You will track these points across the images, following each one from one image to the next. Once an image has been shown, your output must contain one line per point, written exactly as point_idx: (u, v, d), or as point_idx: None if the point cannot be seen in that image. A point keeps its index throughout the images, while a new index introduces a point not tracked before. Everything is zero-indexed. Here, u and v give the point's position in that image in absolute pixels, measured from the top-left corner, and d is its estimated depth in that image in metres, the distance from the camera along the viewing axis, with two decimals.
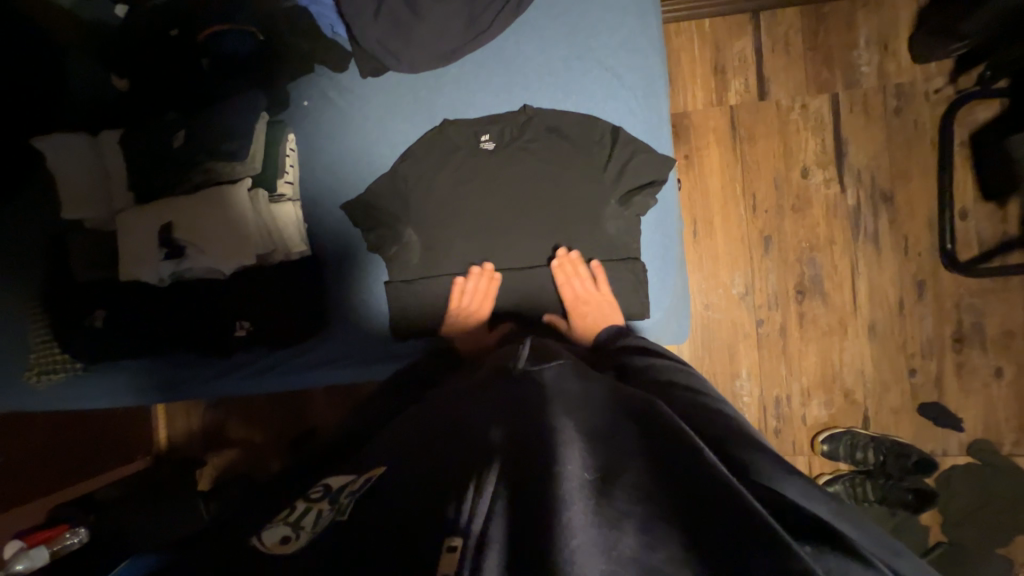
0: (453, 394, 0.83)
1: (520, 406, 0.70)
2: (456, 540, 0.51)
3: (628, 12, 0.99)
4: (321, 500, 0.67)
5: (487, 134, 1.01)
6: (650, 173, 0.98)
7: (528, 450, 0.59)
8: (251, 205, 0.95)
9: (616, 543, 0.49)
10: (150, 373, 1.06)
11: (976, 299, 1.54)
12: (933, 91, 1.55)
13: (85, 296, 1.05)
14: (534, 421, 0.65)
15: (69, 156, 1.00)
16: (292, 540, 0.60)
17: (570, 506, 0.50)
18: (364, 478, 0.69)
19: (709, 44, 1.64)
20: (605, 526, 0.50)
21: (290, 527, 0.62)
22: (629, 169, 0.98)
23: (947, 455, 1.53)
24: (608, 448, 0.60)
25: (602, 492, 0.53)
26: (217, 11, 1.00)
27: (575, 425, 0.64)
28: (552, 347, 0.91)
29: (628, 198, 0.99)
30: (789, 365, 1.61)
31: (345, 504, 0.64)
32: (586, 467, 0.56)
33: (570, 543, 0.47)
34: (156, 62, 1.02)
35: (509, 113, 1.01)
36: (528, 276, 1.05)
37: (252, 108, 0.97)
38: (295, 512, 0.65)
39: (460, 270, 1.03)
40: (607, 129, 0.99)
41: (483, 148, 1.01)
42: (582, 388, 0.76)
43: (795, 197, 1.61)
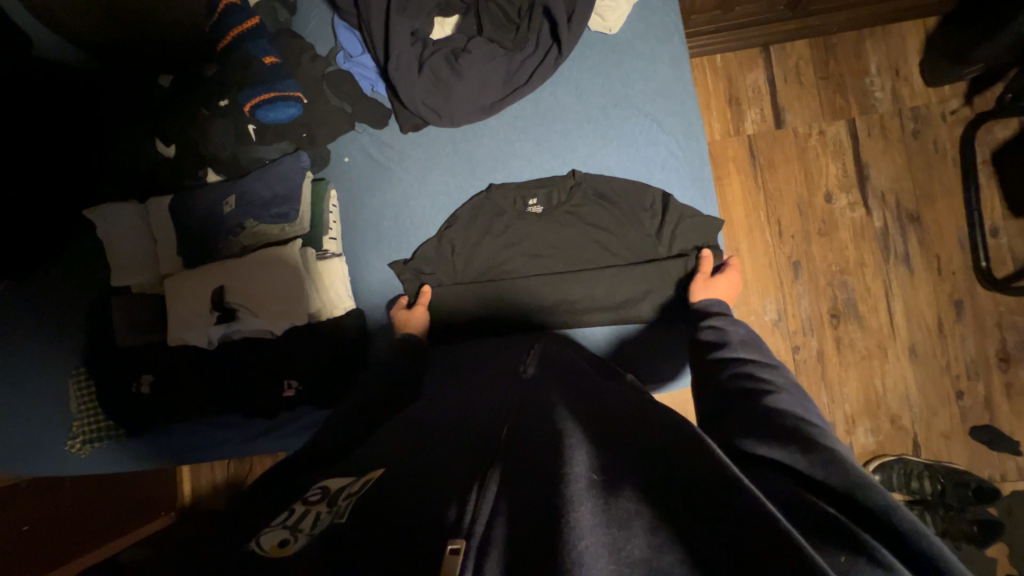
0: (463, 396, 0.84)
1: (527, 406, 0.74)
2: (458, 543, 0.48)
3: (661, 60, 1.01)
4: (319, 503, 0.66)
5: (535, 198, 1.02)
6: (699, 238, 0.99)
7: (535, 456, 0.61)
8: (302, 262, 0.97)
9: (624, 543, 0.48)
10: (187, 435, 1.05)
11: (1017, 316, 1.52)
12: (950, 112, 1.58)
13: (127, 362, 1.05)
14: (540, 428, 0.67)
15: (120, 223, 1.04)
16: (291, 543, 0.58)
17: (577, 506, 0.50)
18: (363, 480, 0.68)
19: (722, 77, 1.68)
20: (614, 527, 0.50)
21: (289, 531, 0.61)
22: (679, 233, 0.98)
23: (1006, 480, 1.46)
24: (613, 453, 0.61)
25: (609, 494, 0.54)
26: (251, 78, 0.99)
27: (581, 430, 0.65)
28: (564, 355, 0.91)
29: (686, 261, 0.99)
30: (831, 392, 1.57)
31: (343, 507, 0.63)
32: (592, 469, 0.57)
33: (578, 543, 0.46)
34: (198, 129, 1.05)
35: (558, 178, 1.02)
36: (580, 333, 1.01)
37: (298, 168, 1.01)
38: (293, 516, 0.65)
39: (506, 322, 1.02)
40: (656, 194, 1.00)
41: (531, 211, 1.02)
42: (591, 397, 0.76)
43: (820, 222, 1.61)
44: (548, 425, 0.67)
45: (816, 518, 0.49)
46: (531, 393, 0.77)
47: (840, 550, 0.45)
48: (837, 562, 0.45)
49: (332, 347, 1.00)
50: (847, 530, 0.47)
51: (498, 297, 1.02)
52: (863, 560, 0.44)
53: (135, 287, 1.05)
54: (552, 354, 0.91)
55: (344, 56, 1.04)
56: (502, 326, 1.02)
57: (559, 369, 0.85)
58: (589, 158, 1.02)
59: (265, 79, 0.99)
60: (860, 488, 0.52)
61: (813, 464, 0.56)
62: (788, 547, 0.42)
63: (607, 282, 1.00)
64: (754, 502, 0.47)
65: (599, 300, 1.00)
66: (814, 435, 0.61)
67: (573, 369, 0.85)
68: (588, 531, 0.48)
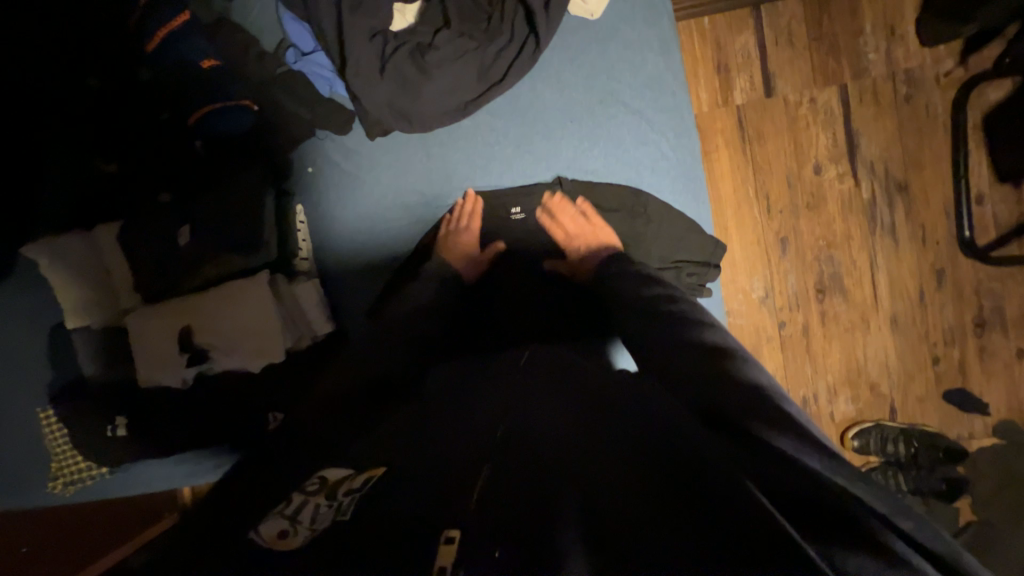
0: (456, 398, 0.83)
1: (530, 406, 0.73)
2: (454, 532, 0.50)
3: (648, 46, 0.92)
4: (318, 493, 0.63)
5: (517, 207, 0.97)
6: (700, 250, 0.93)
7: (532, 465, 0.59)
8: (273, 290, 0.91)
9: (607, 521, 0.50)
10: (173, 469, 1.04)
11: (995, 283, 1.54)
12: (943, 74, 1.51)
13: (98, 403, 1.00)
14: (534, 421, 0.69)
15: (68, 256, 0.95)
16: (291, 535, 0.56)
17: (568, 501, 0.52)
18: (364, 476, 0.64)
19: (710, 41, 1.57)
20: (601, 515, 0.51)
21: (289, 522, 0.59)
22: (674, 239, 0.93)
23: (973, 438, 1.56)
24: (610, 442, 0.62)
25: (600, 483, 0.55)
26: (192, 87, 0.88)
27: (573, 421, 0.67)
28: (548, 354, 0.91)
29: (683, 272, 0.93)
30: (814, 364, 1.61)
31: (345, 504, 0.60)
32: (581, 464, 0.59)
33: (568, 534, 0.47)
34: (141, 144, 0.95)
35: (542, 185, 0.96)
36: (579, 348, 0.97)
37: (255, 186, 0.91)
38: (292, 504, 0.61)
39: (492, 334, 0.99)
40: (647, 197, 0.94)
41: (514, 219, 0.98)
42: (591, 392, 0.75)
43: (809, 195, 1.58)
44: (548, 432, 0.65)
45: (821, 509, 0.48)
46: (535, 398, 0.76)
47: (828, 538, 0.46)
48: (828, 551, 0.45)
49: (314, 374, 0.97)
50: (854, 523, 0.46)
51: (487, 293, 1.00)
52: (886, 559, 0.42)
53: (95, 325, 0.98)
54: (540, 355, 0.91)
55: (295, 55, 0.92)
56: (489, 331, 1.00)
57: (553, 364, 0.86)
58: (574, 160, 0.95)
59: (207, 87, 0.87)
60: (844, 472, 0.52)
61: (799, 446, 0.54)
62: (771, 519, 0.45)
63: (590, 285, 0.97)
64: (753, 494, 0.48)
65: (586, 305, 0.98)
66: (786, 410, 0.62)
67: (565, 360, 0.88)
68: (575, 522, 0.49)
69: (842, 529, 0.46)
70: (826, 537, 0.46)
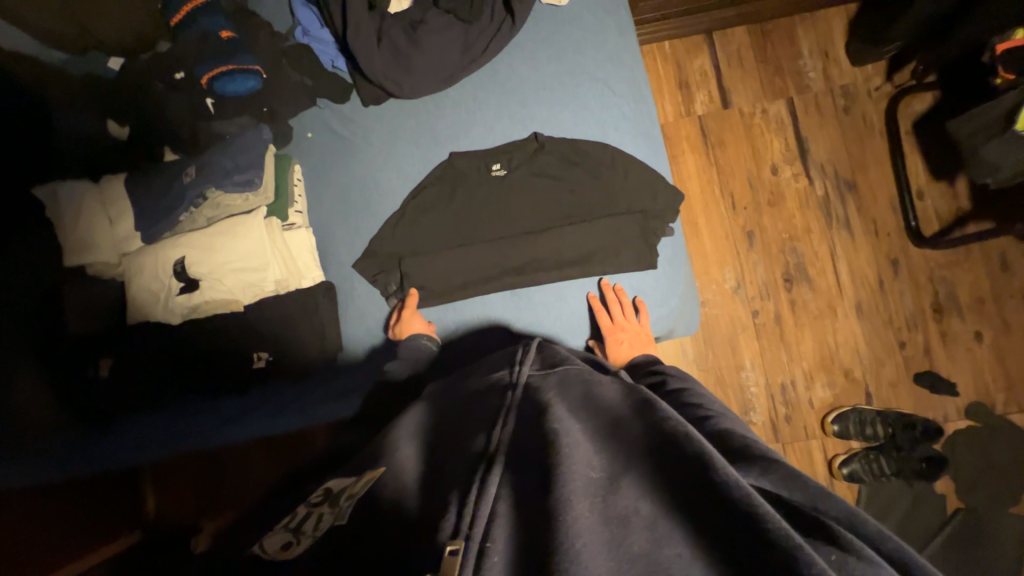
0: (451, 412, 0.81)
1: (523, 405, 0.71)
2: (456, 543, 0.50)
3: (609, 30, 1.07)
4: (322, 504, 0.74)
5: (497, 163, 1.05)
6: (662, 201, 1.03)
7: (532, 459, 0.60)
8: (266, 231, 0.98)
9: (623, 539, 0.49)
10: (153, 427, 1.04)
11: (946, 271, 1.66)
12: (874, 89, 1.73)
13: (92, 347, 1.06)
14: (536, 421, 0.65)
15: (72, 201, 1.00)
16: (292, 544, 0.66)
17: (574, 506, 0.51)
18: (364, 481, 0.73)
19: (671, 63, 1.78)
20: (612, 523, 0.50)
21: (290, 532, 0.70)
22: (640, 190, 1.03)
23: (948, 421, 1.59)
24: (617, 447, 0.60)
25: (608, 491, 0.54)
26: (209, 51, 0.99)
27: (580, 427, 0.63)
28: (560, 352, 0.90)
29: (647, 221, 1.03)
30: (789, 352, 1.67)
31: (342, 508, 0.70)
32: (592, 466, 0.56)
33: (575, 543, 0.48)
34: (156, 106, 1.04)
35: (519, 142, 1.05)
36: (555, 291, 1.03)
37: (258, 139, 1.00)
38: (296, 517, 0.73)
39: (470, 277, 1.03)
40: (614, 153, 1.04)
41: (495, 175, 1.05)
42: (587, 392, 0.75)
43: (769, 193, 1.72)
44: (542, 424, 0.64)
45: (803, 521, 0.50)
46: (527, 393, 0.74)
47: (830, 548, 0.46)
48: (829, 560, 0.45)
49: (303, 321, 1.01)
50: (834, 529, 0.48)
51: (468, 262, 1.02)
52: (849, 556, 0.45)
53: (91, 268, 1.03)
54: (544, 350, 0.90)
55: (302, 32, 1.05)
56: (493, 342, 1.01)
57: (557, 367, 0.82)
58: (549, 121, 1.06)
59: (221, 53, 0.99)
60: (822, 498, 0.51)
61: (777, 482, 0.54)
62: (755, 514, 0.45)
63: (570, 239, 1.02)
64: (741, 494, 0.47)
65: (562, 253, 1.02)
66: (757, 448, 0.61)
67: (570, 364, 0.84)
68: (586, 529, 0.49)
69: (827, 538, 0.47)
70: (825, 544, 0.47)
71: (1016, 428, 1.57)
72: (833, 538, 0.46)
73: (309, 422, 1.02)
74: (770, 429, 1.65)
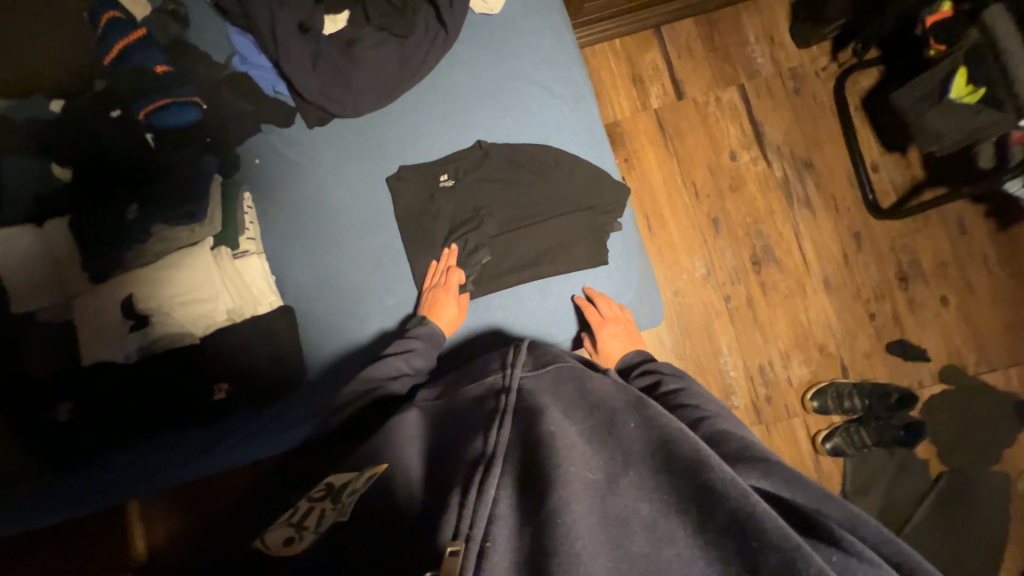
0: (445, 416, 0.79)
1: (519, 406, 0.70)
2: (456, 544, 0.52)
3: (544, 34, 1.09)
4: (324, 499, 0.72)
5: (445, 173, 1.06)
6: (609, 197, 1.05)
7: (530, 459, 0.60)
8: (216, 262, 0.99)
9: (624, 541, 0.52)
10: (118, 470, 1.00)
11: (908, 239, 1.69)
12: (821, 69, 1.77)
13: (46, 395, 1.01)
14: (531, 420, 0.65)
15: (14, 247, 1.00)
16: (297, 539, 0.69)
17: (574, 508, 0.52)
18: (367, 475, 0.72)
19: (623, 59, 1.80)
20: (612, 526, 0.53)
21: (294, 527, 0.71)
22: (586, 189, 1.05)
23: (923, 386, 1.62)
24: (613, 443, 0.61)
25: (608, 492, 0.56)
26: (151, 88, 1.00)
27: (575, 428, 0.64)
28: (550, 352, 0.87)
29: (597, 217, 1.04)
30: (764, 333, 1.69)
31: (347, 503, 0.69)
32: (590, 468, 0.58)
33: (575, 544, 0.50)
34: (93, 146, 1.03)
35: (465, 151, 1.06)
36: (512, 296, 1.04)
37: (204, 171, 1.01)
38: (298, 511, 0.73)
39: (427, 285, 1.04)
40: (559, 154, 1.06)
41: (444, 186, 1.05)
42: (580, 387, 0.74)
43: (730, 178, 1.75)
44: (538, 424, 0.64)
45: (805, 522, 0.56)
46: (519, 395, 0.73)
47: (832, 550, 0.52)
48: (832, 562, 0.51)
49: (262, 346, 1.01)
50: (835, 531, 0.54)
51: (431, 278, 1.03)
52: (851, 557, 0.50)
53: (41, 314, 1.02)
54: (535, 351, 0.88)
55: (239, 59, 1.07)
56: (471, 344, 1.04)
57: (550, 364, 0.81)
58: (493, 128, 1.07)
59: (159, 88, 0.99)
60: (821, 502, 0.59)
61: (781, 486, 0.61)
62: (756, 515, 0.49)
63: (524, 242, 1.04)
64: (742, 494, 0.51)
65: (516, 258, 1.04)
66: (757, 451, 0.68)
67: (561, 362, 0.82)
68: (586, 531, 0.51)
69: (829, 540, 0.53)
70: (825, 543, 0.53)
71: (988, 387, 1.60)
72: (836, 541, 0.52)
73: (274, 450, 0.99)
74: (752, 411, 1.66)
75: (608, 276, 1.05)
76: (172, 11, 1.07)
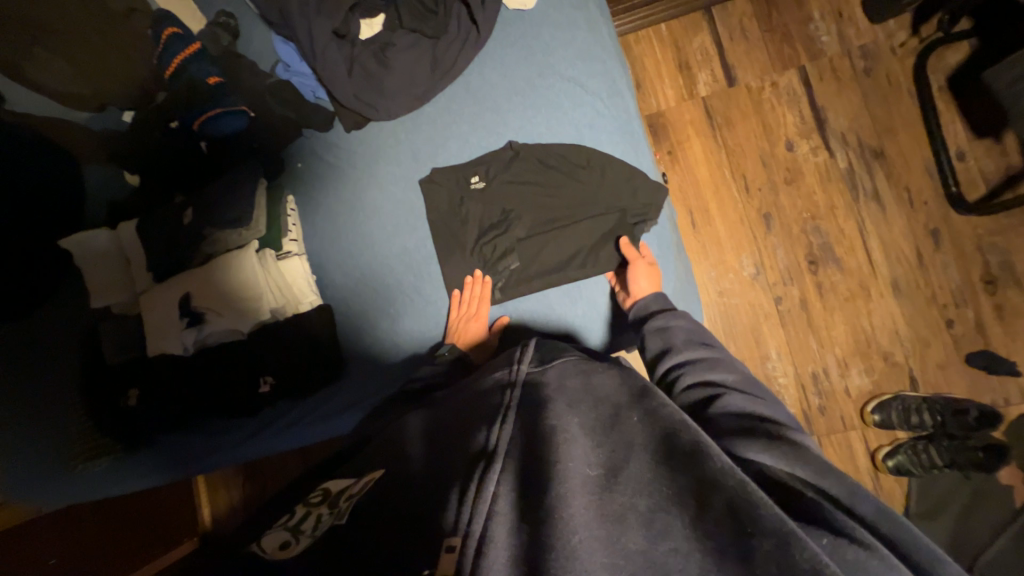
0: (451, 410, 0.80)
1: (525, 403, 0.71)
2: (454, 540, 0.54)
3: (579, 27, 1.05)
4: (320, 505, 0.75)
5: (476, 175, 1.05)
6: (644, 198, 1.01)
7: (532, 455, 0.61)
8: (261, 264, 1.03)
9: (619, 536, 0.51)
10: (177, 448, 1.13)
11: (997, 237, 1.50)
12: (899, 45, 1.58)
13: (120, 380, 1.14)
14: (536, 417, 0.66)
15: (92, 247, 1.11)
16: (292, 544, 0.66)
17: (570, 504, 0.53)
18: (362, 482, 0.75)
19: (669, 44, 1.70)
20: (609, 521, 0.52)
21: (291, 532, 0.70)
22: (619, 188, 1.01)
23: (1010, 404, 1.44)
24: (615, 440, 0.61)
25: (607, 488, 0.55)
26: (203, 96, 1.07)
27: (578, 422, 0.64)
28: (559, 348, 0.88)
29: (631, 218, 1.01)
30: (819, 338, 1.56)
31: (342, 508, 0.70)
32: (590, 464, 0.58)
33: (571, 539, 0.50)
34: (154, 154, 1.13)
35: (496, 151, 1.05)
36: (540, 298, 1.03)
37: (252, 175, 1.06)
38: (296, 517, 0.74)
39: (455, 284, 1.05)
40: (592, 153, 1.02)
41: (475, 188, 1.05)
42: (587, 383, 0.74)
43: (785, 170, 1.62)
44: (542, 421, 0.65)
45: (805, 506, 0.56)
46: (525, 390, 0.73)
47: (822, 532, 0.51)
48: (821, 542, 0.51)
49: (303, 344, 1.06)
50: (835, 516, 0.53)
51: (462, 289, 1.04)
52: (842, 539, 0.50)
53: (115, 308, 1.13)
54: (544, 346, 0.88)
55: (283, 67, 1.12)
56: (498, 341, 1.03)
57: (556, 359, 0.81)
58: (524, 127, 1.05)
59: (212, 98, 1.06)
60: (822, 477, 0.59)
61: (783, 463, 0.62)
62: (755, 516, 0.49)
63: (553, 244, 1.03)
64: (739, 487, 0.52)
65: (544, 261, 1.03)
66: (766, 429, 0.67)
67: (567, 357, 0.82)
68: (583, 525, 0.51)
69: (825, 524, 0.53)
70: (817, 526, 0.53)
71: None
72: (832, 525, 0.52)
73: (321, 436, 1.07)
74: (802, 421, 1.55)
75: None
76: (224, 24, 1.13)
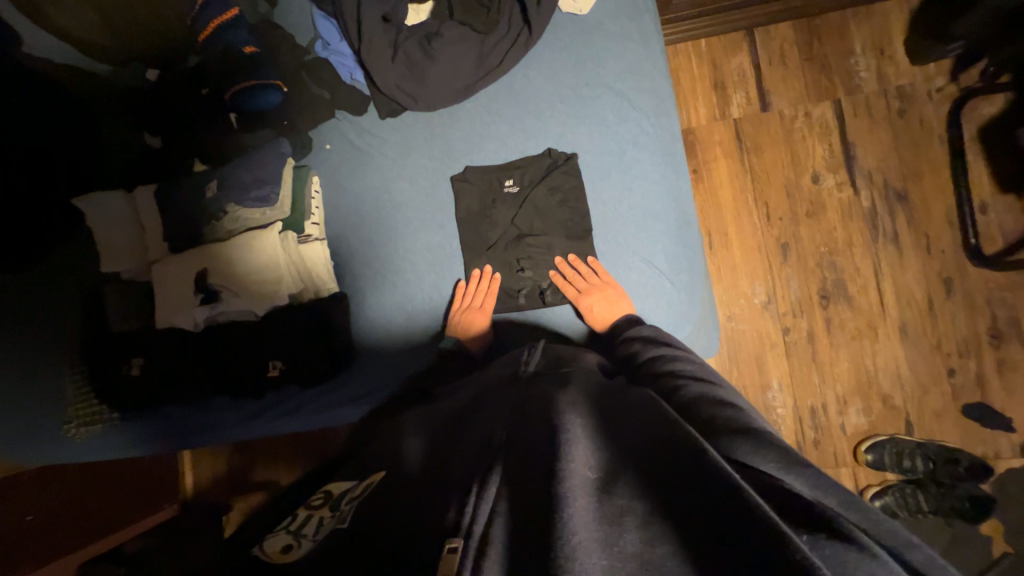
0: (457, 413, 0.81)
1: (524, 402, 0.69)
2: (455, 542, 0.51)
3: (630, 39, 1.03)
4: (323, 507, 0.74)
5: (510, 179, 1.04)
6: (675, 220, 1.01)
7: (527, 451, 0.58)
8: (282, 246, 1.02)
9: (617, 538, 0.48)
10: (173, 419, 1.11)
11: (1008, 293, 1.51)
12: (936, 90, 1.57)
13: (120, 347, 1.11)
14: (533, 415, 0.64)
15: (106, 208, 1.08)
16: (294, 548, 0.65)
17: (569, 502, 0.49)
18: (363, 485, 0.75)
19: (706, 61, 1.68)
20: (606, 523, 0.49)
21: (293, 536, 0.68)
22: (650, 208, 1.01)
23: (1000, 457, 1.46)
24: (614, 442, 0.59)
25: (604, 489, 0.52)
26: (232, 63, 1.01)
27: (577, 418, 0.61)
28: (565, 355, 0.87)
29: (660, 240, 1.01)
30: (821, 373, 1.57)
31: (344, 512, 0.70)
32: (588, 463, 0.55)
33: (569, 540, 0.46)
34: (178, 120, 1.10)
35: (532, 157, 1.04)
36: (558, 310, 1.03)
37: (279, 153, 1.03)
38: (297, 521, 0.72)
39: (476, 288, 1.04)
40: (628, 170, 1.01)
41: (507, 191, 1.04)
42: (589, 389, 0.72)
43: (808, 202, 1.61)
44: (539, 419, 0.62)
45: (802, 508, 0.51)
46: (527, 392, 0.72)
47: (817, 534, 0.48)
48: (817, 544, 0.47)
49: (318, 331, 1.04)
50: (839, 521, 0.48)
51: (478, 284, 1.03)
52: (844, 547, 0.46)
53: (124, 274, 1.10)
54: (549, 353, 0.90)
55: (322, 45, 1.09)
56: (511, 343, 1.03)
57: (558, 365, 0.81)
58: (564, 135, 1.03)
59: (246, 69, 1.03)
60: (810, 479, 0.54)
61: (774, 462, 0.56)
62: (757, 520, 0.44)
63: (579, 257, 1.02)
64: (732, 482, 0.47)
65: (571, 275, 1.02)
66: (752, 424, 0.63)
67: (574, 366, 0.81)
68: (582, 525, 0.48)
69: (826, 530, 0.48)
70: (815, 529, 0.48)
71: None
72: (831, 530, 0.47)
73: (326, 423, 1.06)
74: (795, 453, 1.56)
75: (664, 301, 1.00)
76: None
